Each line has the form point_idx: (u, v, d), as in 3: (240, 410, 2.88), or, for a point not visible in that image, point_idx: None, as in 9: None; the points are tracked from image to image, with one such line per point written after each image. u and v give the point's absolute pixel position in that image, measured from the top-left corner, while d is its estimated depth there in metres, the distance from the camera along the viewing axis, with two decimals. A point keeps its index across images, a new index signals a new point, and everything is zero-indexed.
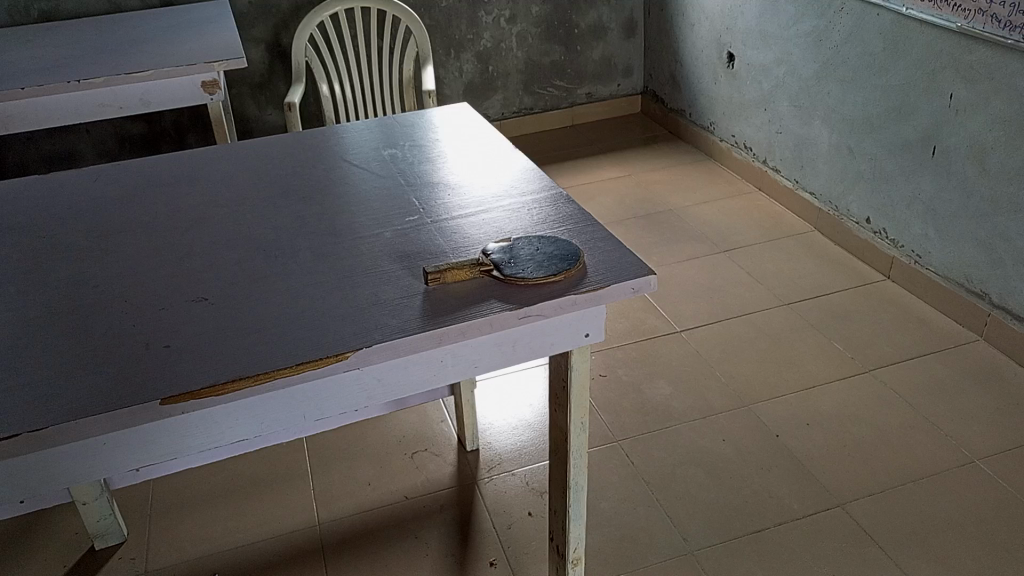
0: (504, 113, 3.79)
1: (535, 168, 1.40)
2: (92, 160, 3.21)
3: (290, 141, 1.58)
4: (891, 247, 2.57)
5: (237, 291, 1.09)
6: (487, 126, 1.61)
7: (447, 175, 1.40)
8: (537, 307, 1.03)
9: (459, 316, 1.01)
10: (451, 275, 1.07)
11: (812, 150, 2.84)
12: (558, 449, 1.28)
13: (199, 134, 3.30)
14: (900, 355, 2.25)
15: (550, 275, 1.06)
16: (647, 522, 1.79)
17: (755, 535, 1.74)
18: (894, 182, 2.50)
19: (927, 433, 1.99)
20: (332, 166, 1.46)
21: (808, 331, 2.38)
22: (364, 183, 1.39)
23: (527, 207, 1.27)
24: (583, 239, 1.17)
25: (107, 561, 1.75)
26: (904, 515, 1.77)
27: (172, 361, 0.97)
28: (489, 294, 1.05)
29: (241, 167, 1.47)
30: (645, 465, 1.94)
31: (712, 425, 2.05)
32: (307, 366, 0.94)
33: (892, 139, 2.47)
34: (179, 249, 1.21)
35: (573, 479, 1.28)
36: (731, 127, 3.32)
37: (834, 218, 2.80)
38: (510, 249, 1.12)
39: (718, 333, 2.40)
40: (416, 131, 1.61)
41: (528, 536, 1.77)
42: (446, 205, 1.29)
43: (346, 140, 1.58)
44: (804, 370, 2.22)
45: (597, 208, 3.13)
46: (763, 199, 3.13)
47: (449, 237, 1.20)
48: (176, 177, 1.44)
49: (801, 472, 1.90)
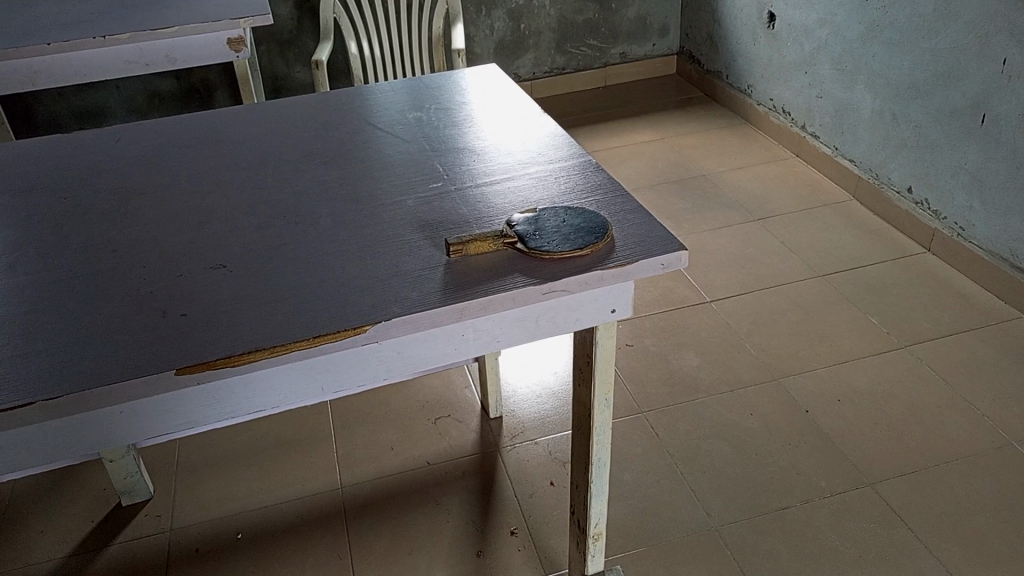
0: (535, 73, 3.72)
1: (565, 133, 1.36)
2: (122, 116, 3.21)
3: (316, 102, 1.54)
4: (932, 218, 2.49)
5: (255, 258, 1.07)
6: (517, 89, 1.56)
7: (475, 140, 1.36)
8: (562, 283, 0.99)
9: (481, 289, 0.98)
10: (473, 246, 1.04)
11: (853, 115, 2.75)
12: (581, 424, 1.25)
13: (226, 91, 3.28)
14: (939, 332, 2.18)
15: (576, 249, 1.02)
16: (671, 496, 1.77)
17: (780, 512, 1.71)
18: (939, 150, 2.41)
19: (962, 413, 1.93)
20: (356, 129, 1.42)
21: (843, 303, 2.32)
22: (387, 147, 1.35)
23: (554, 175, 1.22)
24: (612, 210, 1.12)
25: (133, 518, 1.78)
26: (936, 496, 1.73)
27: (189, 329, 0.94)
28: (513, 267, 1.02)
29: (264, 129, 1.44)
30: (669, 437, 1.92)
31: (741, 399, 2.01)
32: (325, 339, 0.92)
33: (940, 106, 2.37)
34: (198, 215, 1.18)
35: (595, 455, 1.25)
36: (769, 90, 3.22)
37: (873, 186, 2.71)
38: (536, 220, 1.08)
39: (749, 304, 2.35)
40: (444, 93, 1.56)
41: (550, 506, 1.75)
42: (471, 172, 1.25)
43: (370, 102, 1.54)
44: (837, 344, 2.17)
45: (628, 172, 3.07)
46: (801, 166, 3.04)
47: (472, 205, 1.16)
48: (198, 139, 1.42)
49: (830, 449, 1.86)
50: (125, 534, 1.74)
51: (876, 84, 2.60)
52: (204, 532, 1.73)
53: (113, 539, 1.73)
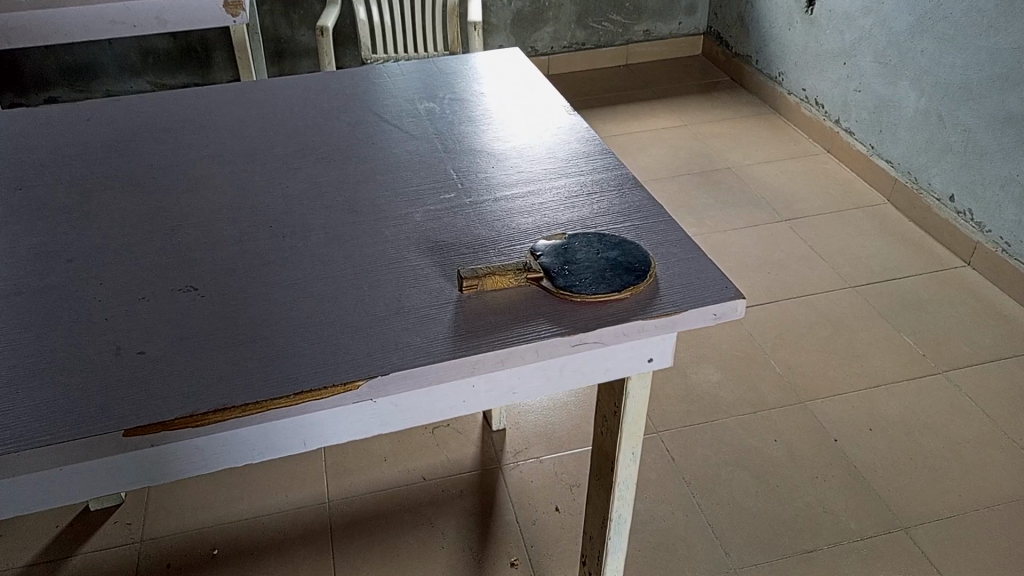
0: (553, 47, 3.52)
1: (597, 138, 1.19)
2: (114, 74, 3.01)
3: (315, 84, 1.36)
4: (974, 230, 2.33)
5: (232, 280, 0.90)
6: (543, 80, 1.38)
7: (493, 140, 1.19)
8: (594, 334, 0.83)
9: (498, 339, 0.82)
10: (490, 281, 0.87)
11: (894, 113, 2.56)
12: (601, 475, 1.10)
13: (226, 52, 3.08)
14: (979, 357, 2.04)
15: (613, 292, 0.86)
16: (686, 530, 1.63)
17: (804, 556, 1.58)
18: (989, 158, 2.23)
19: (1003, 452, 1.79)
20: (358, 120, 1.25)
21: (876, 320, 2.17)
22: (394, 144, 1.18)
23: (586, 191, 1.05)
24: (654, 240, 0.95)
25: (101, 525, 1.63)
26: (974, 546, 1.60)
27: (144, 373, 0.78)
28: (536, 310, 0.85)
29: (255, 114, 1.27)
30: (686, 463, 1.78)
31: (764, 422, 1.88)
32: (308, 397, 0.76)
33: (994, 111, 2.19)
34: (171, 218, 1.02)
35: (616, 511, 1.11)
36: (802, 80, 3.02)
37: (910, 190, 2.54)
38: (564, 250, 0.92)
39: (774, 315, 2.19)
40: (460, 80, 1.39)
41: (554, 534, 1.61)
42: (488, 182, 1.09)
43: (376, 86, 1.36)
44: (868, 366, 2.03)
45: (649, 160, 2.88)
46: (832, 163, 2.86)
47: (489, 225, 0.99)
48: (178, 122, 1.24)
49: (861, 486, 1.73)
50: (90, 543, 1.60)
51: (923, 82, 2.42)
52: (177, 546, 1.59)
53: (78, 547, 1.58)
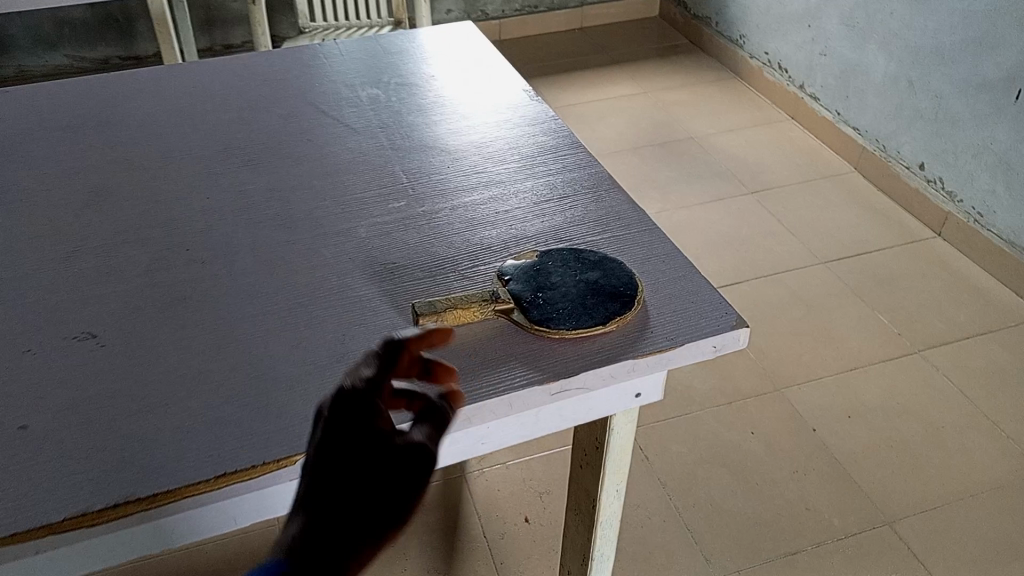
0: (505, 11, 3.37)
1: (566, 129, 1.05)
2: (27, 48, 2.75)
3: (240, 68, 1.19)
4: (946, 199, 2.25)
5: (138, 323, 0.75)
6: (501, 59, 1.22)
7: (448, 133, 1.04)
8: (577, 379, 0.70)
9: (463, 391, 0.68)
10: (451, 316, 0.74)
11: (861, 78, 2.46)
12: (581, 511, 0.99)
13: (150, 22, 2.84)
14: (954, 334, 1.98)
15: (596, 325, 0.73)
16: (664, 538, 1.54)
17: (788, 559, 1.50)
18: (962, 125, 2.14)
19: (984, 435, 1.73)
20: (291, 111, 1.09)
21: (849, 298, 2.09)
22: (333, 140, 1.03)
23: (556, 196, 0.92)
24: (639, 255, 0.83)
25: None
26: (961, 539, 1.54)
27: (24, 456, 0.63)
28: (508, 350, 0.72)
29: (168, 107, 1.09)
30: (660, 462, 1.68)
31: (739, 414, 1.79)
32: (234, 478, 0.62)
33: (968, 76, 2.09)
34: (66, 243, 0.85)
35: (598, 549, 1.00)
36: (764, 43, 2.90)
37: (879, 158, 2.45)
38: (537, 271, 0.78)
39: (746, 296, 2.10)
40: (407, 61, 1.23)
41: (525, 548, 1.50)
42: (444, 186, 0.94)
43: (311, 70, 1.19)
44: (844, 348, 1.95)
45: (608, 131, 2.75)
46: (797, 131, 2.76)
47: (446, 241, 0.85)
48: (77, 119, 1.07)
49: (842, 478, 1.65)
50: None
51: (892, 46, 2.31)
52: None
53: None
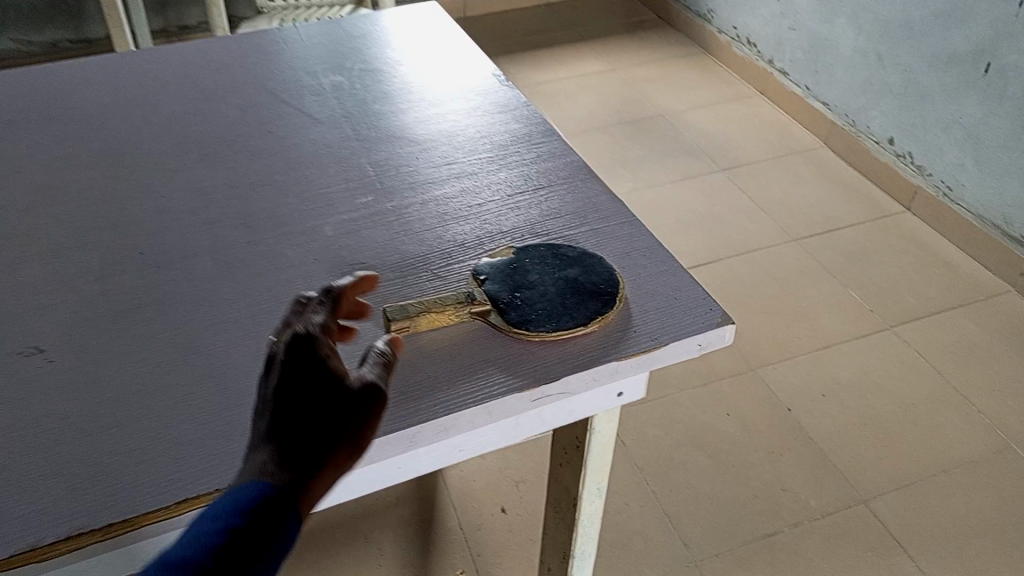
0: None
1: (538, 115, 1.01)
2: None
3: (194, 56, 1.13)
4: (915, 174, 2.25)
5: (91, 335, 0.70)
6: (469, 42, 1.18)
7: (416, 121, 1.00)
8: (558, 385, 0.67)
9: (440, 401, 0.65)
10: (425, 321, 0.70)
11: (830, 53, 2.45)
12: (562, 510, 0.97)
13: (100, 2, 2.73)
14: (925, 309, 1.98)
15: (576, 327, 0.70)
16: (643, 523, 1.53)
17: (766, 541, 1.50)
18: (931, 99, 2.14)
19: (956, 411, 1.74)
20: (250, 101, 1.04)
21: (821, 275, 2.09)
22: (295, 131, 0.98)
23: (530, 187, 0.88)
24: (617, 250, 0.80)
25: None
26: (935, 516, 1.55)
27: None
28: (486, 356, 0.69)
29: (119, 98, 1.04)
30: (637, 446, 1.67)
31: (715, 395, 1.78)
32: (197, 504, 0.58)
33: (937, 49, 2.08)
34: (10, 249, 0.80)
35: (579, 547, 0.98)
36: (733, 17, 2.88)
37: (848, 133, 2.45)
38: (513, 270, 0.75)
39: (719, 275, 2.08)
40: (371, 45, 1.18)
41: (502, 539, 1.48)
42: (413, 178, 0.90)
43: (270, 56, 1.14)
44: (818, 326, 1.94)
45: (578, 109, 2.71)
46: (766, 106, 2.75)
47: (417, 237, 0.82)
48: (20, 113, 1.01)
49: (818, 457, 1.66)
50: None
51: (861, 19, 2.30)
52: None
53: None
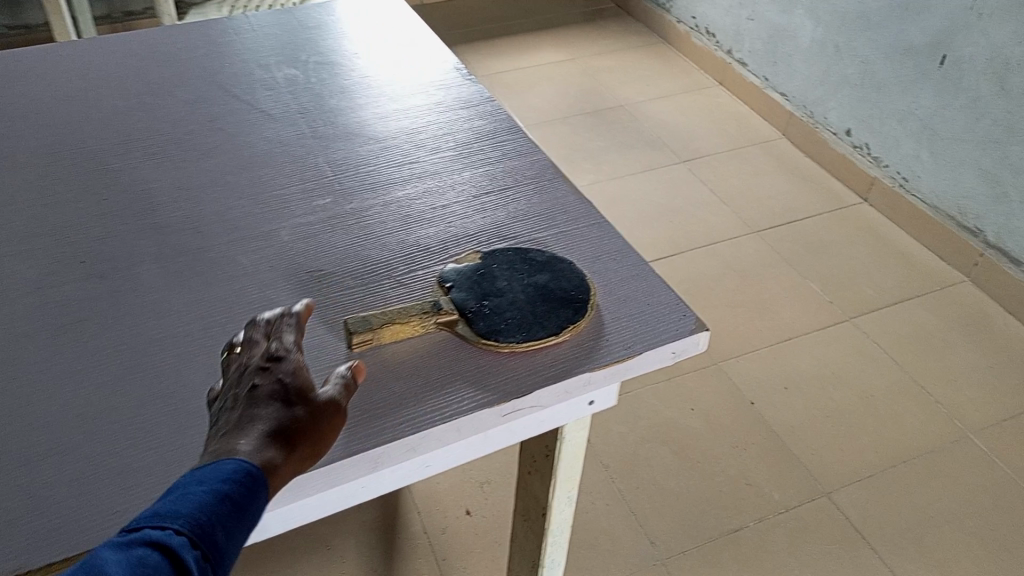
0: None
1: (502, 111, 0.98)
2: None
3: (137, 48, 1.07)
4: (872, 165, 2.27)
5: (28, 354, 0.65)
6: (430, 33, 1.14)
7: (376, 117, 0.96)
8: (529, 399, 0.64)
9: (405, 418, 0.62)
10: (388, 332, 0.67)
11: (788, 44, 2.45)
12: (531, 519, 0.94)
13: None
14: (884, 300, 2.00)
15: (548, 336, 0.67)
16: (609, 522, 1.51)
17: (732, 536, 1.50)
18: (888, 91, 2.15)
19: (914, 401, 1.76)
20: (198, 96, 0.98)
21: (782, 266, 2.09)
22: (248, 129, 0.93)
23: (495, 187, 0.85)
24: (587, 254, 0.77)
25: None
26: (896, 506, 1.56)
27: None
28: (453, 369, 0.66)
29: (56, 94, 0.97)
30: (602, 443, 1.66)
31: (679, 390, 1.78)
32: None
33: (893, 41, 2.09)
34: None
35: (548, 556, 0.96)
36: (692, 7, 2.87)
37: (807, 125, 2.46)
38: (481, 276, 0.72)
39: (682, 267, 2.08)
40: (327, 36, 1.13)
41: (468, 541, 1.45)
42: (373, 179, 0.86)
43: (219, 48, 1.09)
44: (779, 318, 1.95)
45: (538, 100, 2.68)
46: (725, 97, 2.75)
47: (378, 242, 0.78)
48: None
49: (781, 451, 1.66)
50: None
51: (819, 10, 2.30)
52: None
53: None
